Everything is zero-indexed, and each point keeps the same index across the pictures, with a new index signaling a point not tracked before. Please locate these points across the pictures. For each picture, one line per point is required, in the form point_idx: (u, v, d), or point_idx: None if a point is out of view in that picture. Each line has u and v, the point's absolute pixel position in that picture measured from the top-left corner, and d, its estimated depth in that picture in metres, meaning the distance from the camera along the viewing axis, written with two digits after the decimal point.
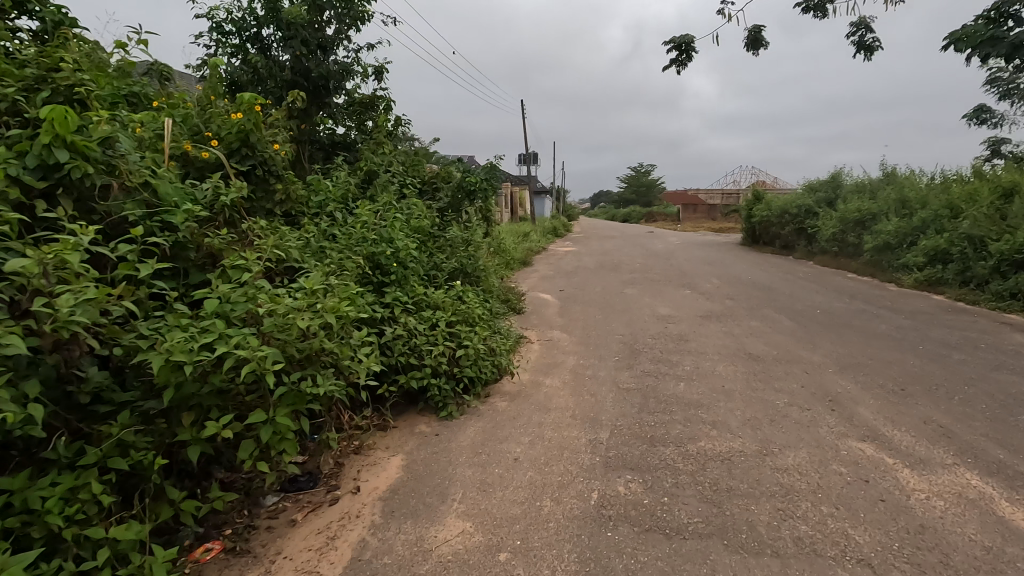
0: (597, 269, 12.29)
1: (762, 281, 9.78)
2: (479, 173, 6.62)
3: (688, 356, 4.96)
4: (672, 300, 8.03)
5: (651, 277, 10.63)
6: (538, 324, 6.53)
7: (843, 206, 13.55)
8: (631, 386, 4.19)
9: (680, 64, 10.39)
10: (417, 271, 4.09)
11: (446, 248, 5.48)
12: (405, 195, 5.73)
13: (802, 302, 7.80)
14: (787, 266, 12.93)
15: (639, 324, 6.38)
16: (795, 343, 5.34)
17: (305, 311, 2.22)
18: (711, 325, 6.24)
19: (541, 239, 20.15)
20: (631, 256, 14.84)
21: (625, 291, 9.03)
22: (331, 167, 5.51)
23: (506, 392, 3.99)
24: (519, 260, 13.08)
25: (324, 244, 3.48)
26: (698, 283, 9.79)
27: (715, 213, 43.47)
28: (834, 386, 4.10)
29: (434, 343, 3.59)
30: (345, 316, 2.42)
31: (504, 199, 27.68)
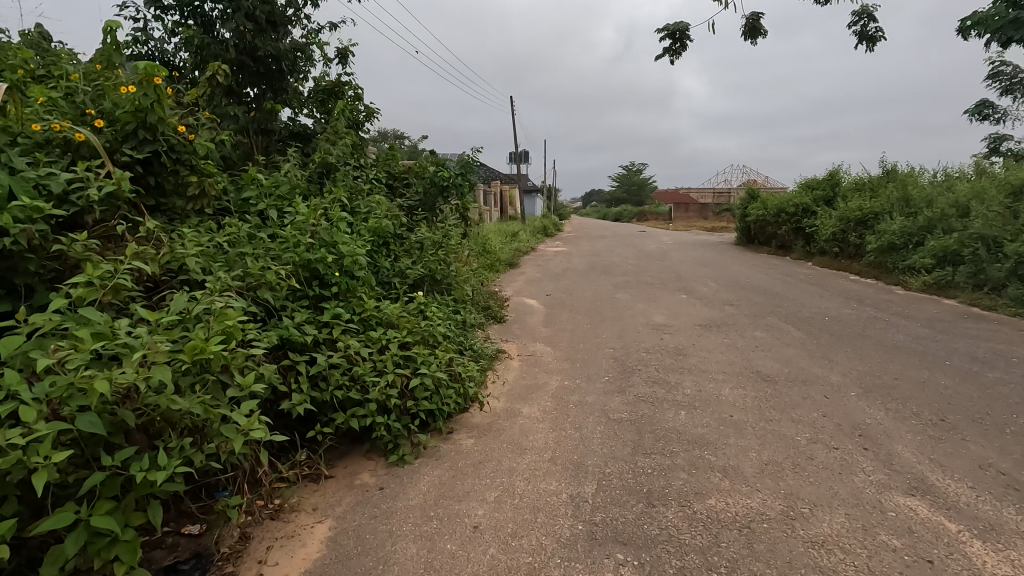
0: (587, 271, 11.67)
1: (763, 285, 9.20)
2: (455, 167, 5.98)
3: (688, 376, 4.34)
4: (668, 307, 7.41)
5: (644, 280, 10.03)
6: (521, 336, 5.89)
7: (843, 205, 13.03)
8: (623, 415, 3.56)
9: (674, 54, 9.79)
10: (368, 281, 3.43)
11: (413, 252, 4.83)
12: (368, 191, 5.08)
13: (807, 308, 7.21)
14: (786, 268, 12.38)
15: (633, 335, 5.75)
16: (807, 359, 4.73)
17: (139, 359, 1.57)
18: (711, 337, 5.64)
19: (530, 239, 19.52)
20: (623, 257, 14.23)
21: (617, 296, 8.42)
22: (282, 160, 4.84)
23: (473, 426, 3.35)
24: (506, 262, 12.43)
25: (243, 250, 2.82)
26: (694, 286, 9.19)
27: (707, 212, 43.07)
28: (860, 415, 3.50)
29: (383, 372, 2.94)
30: (217, 357, 1.76)
31: (493, 198, 26.96)
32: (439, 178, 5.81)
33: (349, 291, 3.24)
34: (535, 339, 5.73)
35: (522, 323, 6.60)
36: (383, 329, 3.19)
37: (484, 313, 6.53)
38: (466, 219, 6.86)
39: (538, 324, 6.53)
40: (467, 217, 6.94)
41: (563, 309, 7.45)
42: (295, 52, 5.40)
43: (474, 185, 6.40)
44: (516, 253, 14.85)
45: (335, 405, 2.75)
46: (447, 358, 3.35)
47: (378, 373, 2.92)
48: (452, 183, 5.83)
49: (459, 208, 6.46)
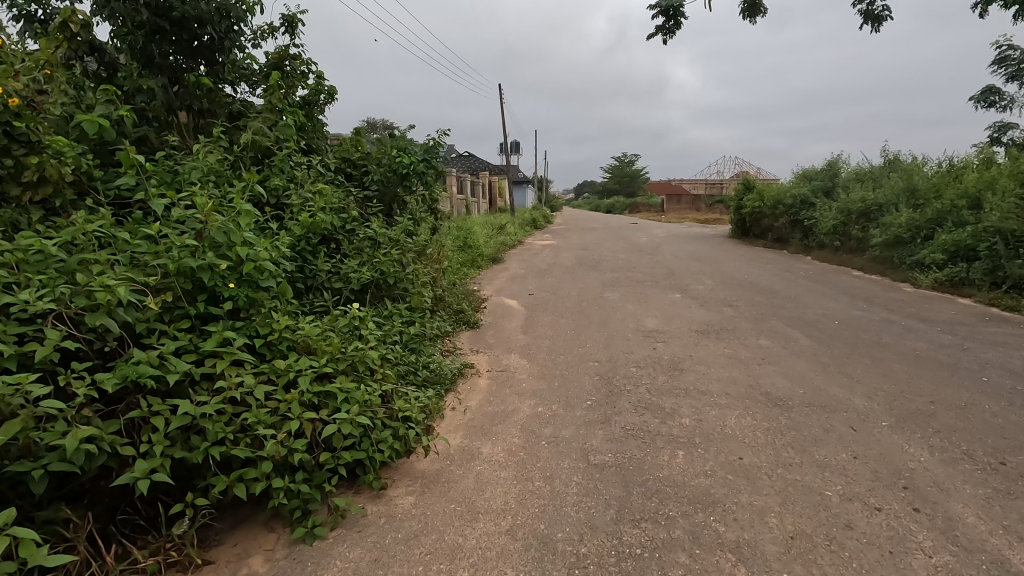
0: (574, 266, 10.97)
1: (762, 282, 8.54)
2: (418, 152, 5.24)
3: (686, 400, 3.65)
4: (661, 309, 6.73)
5: (635, 276, 9.33)
6: (494, 344, 5.19)
7: (844, 197, 12.39)
8: (606, 457, 2.87)
9: (667, 33, 9.05)
10: (283, 292, 2.70)
11: (363, 251, 4.09)
12: (313, 180, 4.34)
13: (813, 310, 6.55)
14: (785, 263, 11.74)
15: (621, 344, 5.07)
16: (823, 376, 4.06)
17: None
18: (710, 346, 4.96)
19: (518, 231, 18.74)
20: (613, 251, 13.55)
21: (605, 295, 7.72)
22: (207, 141, 4.12)
23: (416, 478, 2.64)
24: (489, 256, 11.71)
25: (90, 256, 2.10)
26: (688, 284, 8.52)
27: (700, 203, 42.49)
28: (900, 457, 2.83)
29: (285, 418, 2.22)
30: None
31: (480, 188, 26.14)
32: (400, 164, 5.07)
33: (250, 307, 2.51)
34: (510, 349, 5.03)
35: (498, 328, 5.90)
36: (295, 357, 2.47)
37: (453, 319, 5.82)
38: (436, 212, 6.15)
39: (516, 330, 5.82)
40: (437, 211, 6.21)
41: (545, 311, 6.75)
42: (226, 16, 4.65)
43: (443, 174, 5.67)
44: (500, 247, 14.13)
45: (212, 466, 2.03)
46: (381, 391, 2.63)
47: (279, 419, 2.21)
48: (420, 170, 5.08)
49: (426, 199, 5.72)
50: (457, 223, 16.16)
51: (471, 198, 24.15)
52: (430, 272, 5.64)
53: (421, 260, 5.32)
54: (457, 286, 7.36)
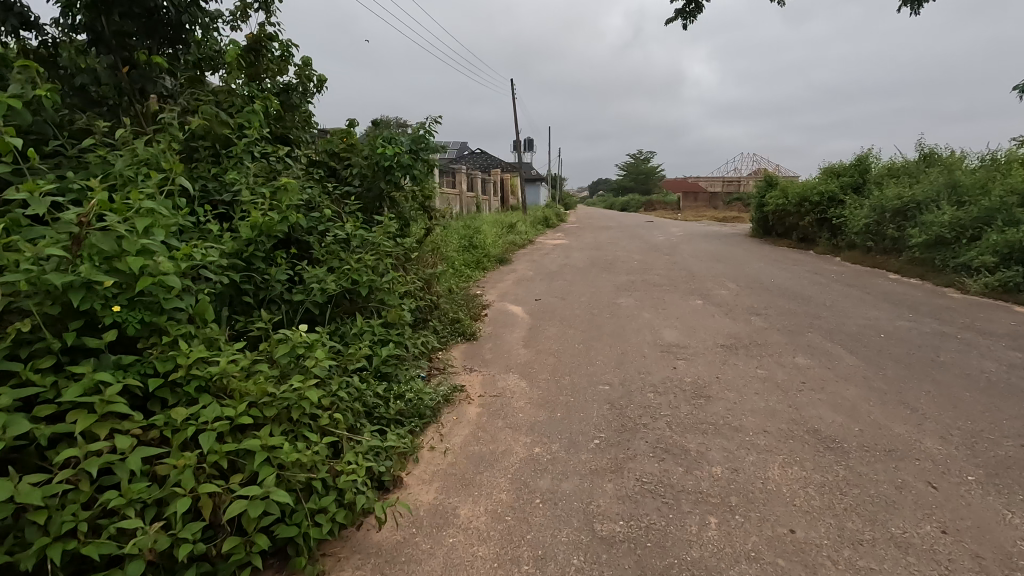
0: (586, 268, 10.31)
1: (792, 287, 7.81)
2: (406, 142, 4.64)
3: (716, 440, 3.00)
4: (680, 318, 6.05)
5: (651, 279, 8.66)
6: (492, 361, 4.57)
7: (877, 194, 11.59)
8: (617, 526, 2.24)
9: (687, 17, 8.36)
10: (201, 314, 2.11)
11: (334, 258, 3.51)
12: (280, 175, 3.77)
13: (853, 320, 5.83)
14: (813, 264, 10.98)
15: (636, 362, 4.42)
16: (881, 408, 3.38)
17: None
18: (739, 365, 4.29)
19: (529, 230, 18.09)
20: (627, 251, 12.86)
21: (619, 301, 7.06)
22: (157, 128, 3.58)
23: (368, 558, 2.04)
24: (496, 257, 11.09)
25: None
26: (710, 288, 7.82)
27: (718, 201, 41.50)
28: (1004, 533, 2.16)
29: (174, 494, 1.63)
30: None
31: (491, 186, 25.54)
32: (384, 155, 4.48)
33: (149, 337, 1.94)
34: (509, 367, 4.41)
35: (498, 341, 5.28)
36: (204, 402, 1.88)
37: (447, 330, 5.22)
38: (429, 211, 5.54)
39: (518, 343, 5.20)
40: (430, 210, 5.61)
41: (552, 320, 6.11)
42: None
43: (435, 168, 5.07)
44: (510, 246, 13.51)
45: (57, 568, 1.46)
46: (323, 444, 2.04)
47: (165, 497, 1.63)
48: (408, 163, 4.49)
49: (417, 197, 5.11)
50: (465, 222, 15.56)
51: (481, 196, 23.53)
52: (421, 278, 5.04)
53: (409, 265, 4.72)
54: (457, 292, 6.75)
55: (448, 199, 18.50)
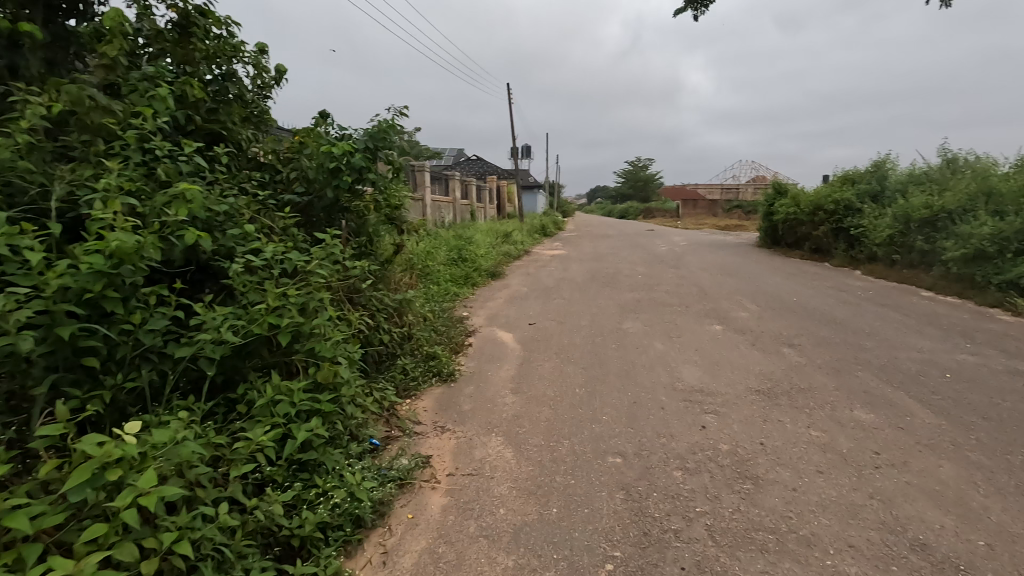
0: (587, 283, 9.40)
1: (820, 309, 6.91)
2: (362, 137, 3.72)
3: (784, 564, 2.07)
4: (700, 350, 5.13)
5: (660, 298, 7.75)
6: (473, 415, 3.63)
7: (901, 202, 10.74)
8: None
9: (699, 7, 7.51)
10: None
11: (250, 292, 2.59)
12: (186, 179, 2.86)
13: (905, 354, 4.91)
14: (834, 279, 10.10)
15: (653, 417, 3.49)
16: (1000, 504, 2.45)
17: None
18: (786, 424, 3.36)
19: (525, 240, 17.17)
20: (631, 263, 11.95)
21: (625, 326, 6.13)
22: (12, 116, 2.67)
23: None
24: (488, 271, 10.18)
25: None
26: (728, 310, 6.90)
27: (719, 209, 40.79)
28: None
29: None
30: None
31: (487, 193, 24.67)
32: (332, 152, 3.55)
33: None
34: (493, 424, 3.46)
35: (483, 381, 4.33)
36: None
37: (419, 369, 4.29)
38: (398, 224, 4.62)
39: (507, 384, 4.27)
40: (401, 222, 4.69)
41: (548, 352, 5.17)
42: None
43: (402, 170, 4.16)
44: (504, 258, 12.59)
45: None
46: None
47: None
48: (364, 164, 3.55)
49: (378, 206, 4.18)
50: (457, 231, 14.66)
51: (476, 203, 22.62)
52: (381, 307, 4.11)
53: (368, 291, 3.79)
54: (438, 317, 5.82)
55: (439, 207, 17.60)
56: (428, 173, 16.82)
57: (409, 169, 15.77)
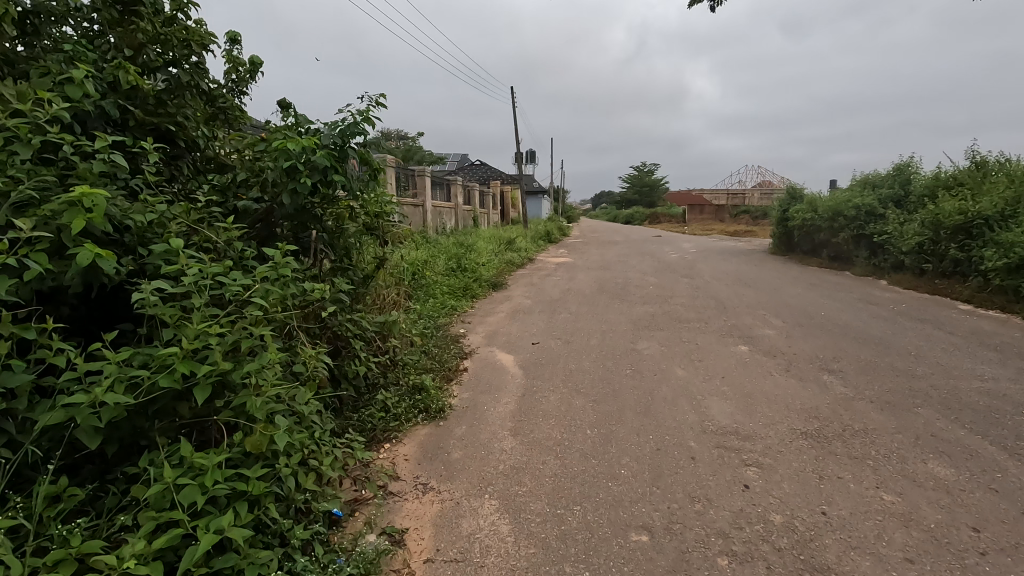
0: (594, 295, 8.78)
1: (855, 326, 6.27)
2: (330, 133, 2.99)
3: None
4: (727, 377, 4.49)
5: (675, 313, 7.12)
6: (463, 468, 3.00)
7: (930, 207, 10.09)
8: None
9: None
10: None
11: (164, 327, 2.00)
12: (95, 182, 2.28)
13: (966, 383, 4.27)
14: (860, 290, 9.45)
15: (683, 472, 2.86)
16: None
17: None
18: (848, 483, 2.73)
19: (529, 247, 16.57)
20: (640, 272, 11.31)
21: (640, 347, 5.50)
22: None
23: None
24: (489, 281, 9.57)
25: None
26: (752, 327, 6.26)
27: (726, 214, 40.13)
28: None
29: None
30: None
31: (490, 199, 24.12)
32: (289, 149, 2.82)
33: None
34: (487, 482, 2.84)
35: (478, 419, 3.70)
36: None
37: (402, 406, 3.68)
38: (378, 231, 4.00)
39: (505, 422, 3.66)
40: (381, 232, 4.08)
41: (554, 379, 4.54)
42: None
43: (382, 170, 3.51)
44: (506, 268, 11.99)
45: None
46: None
47: None
48: (329, 164, 2.83)
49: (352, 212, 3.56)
50: (458, 239, 14.07)
51: (479, 209, 22.09)
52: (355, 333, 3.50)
53: (335, 317, 3.18)
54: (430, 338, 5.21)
55: (440, 213, 17.02)
56: (429, 178, 16.30)
57: (409, 174, 15.25)
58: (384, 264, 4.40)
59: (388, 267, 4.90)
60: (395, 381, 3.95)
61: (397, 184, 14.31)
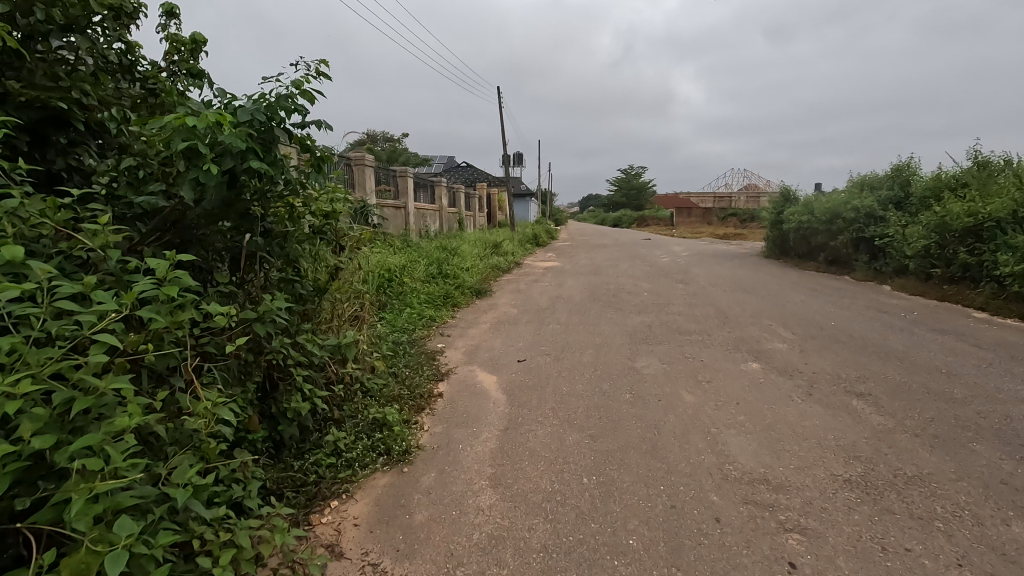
0: (585, 302, 8.17)
1: (871, 339, 5.73)
2: (251, 108, 2.26)
3: None
4: (743, 403, 3.89)
5: (674, 323, 6.53)
6: (427, 539, 2.34)
7: (934, 209, 9.64)
8: None
9: None
10: None
11: None
12: None
13: (1017, 409, 3.71)
14: (864, 296, 8.96)
15: (709, 545, 2.24)
16: None
17: None
18: (921, 559, 2.13)
19: (516, 251, 15.96)
20: (632, 277, 10.74)
21: (639, 364, 4.89)
22: None
23: None
24: (472, 288, 8.92)
25: None
26: (760, 340, 5.68)
27: (714, 217, 39.90)
28: None
29: None
30: None
31: (476, 201, 23.51)
32: (189, 126, 2.08)
33: None
34: (456, 561, 2.19)
35: (451, 464, 3.05)
36: None
37: (356, 448, 3.02)
38: (325, 232, 3.35)
39: (484, 466, 3.01)
40: (329, 238, 3.39)
41: (544, 407, 3.90)
42: None
43: (328, 159, 2.84)
44: (492, 273, 11.36)
45: None
46: None
47: None
48: (243, 146, 2.10)
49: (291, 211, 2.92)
50: (441, 242, 13.41)
51: (464, 211, 21.47)
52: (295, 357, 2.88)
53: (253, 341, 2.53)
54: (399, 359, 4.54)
55: (423, 215, 16.37)
56: (412, 178, 15.63)
57: (390, 173, 14.58)
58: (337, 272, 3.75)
59: (346, 275, 4.24)
60: (352, 414, 3.31)
61: (377, 184, 13.63)
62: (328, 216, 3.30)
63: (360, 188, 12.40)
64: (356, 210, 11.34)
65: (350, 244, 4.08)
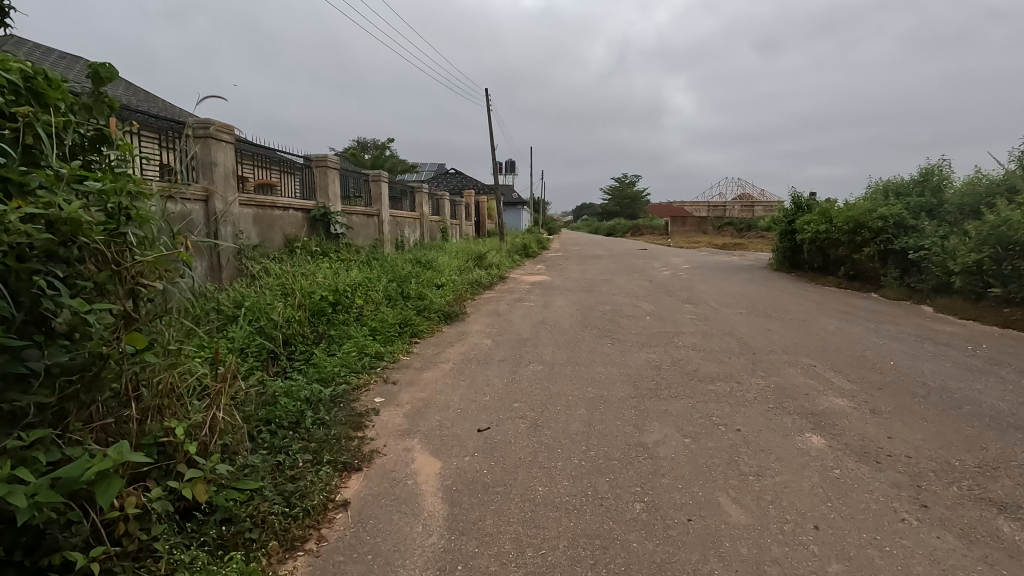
0: (576, 329, 6.68)
1: (955, 390, 4.29)
2: None
3: None
4: (827, 529, 2.40)
5: (690, 364, 5.06)
6: None
7: (984, 217, 8.28)
8: None
9: None
10: None
11: None
12: None
13: None
14: (907, 320, 7.56)
15: None
16: None
17: None
18: None
19: (503, 263, 14.49)
20: (631, 296, 9.27)
21: (650, 439, 3.39)
22: None
23: None
24: (440, 310, 7.41)
25: None
26: (810, 393, 4.20)
27: (710, 226, 38.70)
28: None
29: None
30: None
31: (462, 209, 22.01)
32: None
33: None
34: None
35: None
36: None
37: None
38: (66, 255, 1.75)
39: None
40: (103, 265, 1.90)
41: (503, 539, 2.38)
42: None
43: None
44: (469, 290, 9.86)
45: None
46: None
47: None
48: None
49: None
50: (414, 254, 11.91)
51: (448, 220, 19.95)
52: None
53: None
54: (292, 449, 3.03)
55: (399, 224, 14.86)
56: (387, 185, 14.09)
57: (361, 179, 13.03)
58: (146, 328, 2.15)
59: (185, 315, 2.69)
60: None
61: (344, 189, 12.08)
62: (55, 222, 1.69)
63: (322, 194, 10.82)
64: (316, 216, 10.22)
65: (178, 270, 2.53)
